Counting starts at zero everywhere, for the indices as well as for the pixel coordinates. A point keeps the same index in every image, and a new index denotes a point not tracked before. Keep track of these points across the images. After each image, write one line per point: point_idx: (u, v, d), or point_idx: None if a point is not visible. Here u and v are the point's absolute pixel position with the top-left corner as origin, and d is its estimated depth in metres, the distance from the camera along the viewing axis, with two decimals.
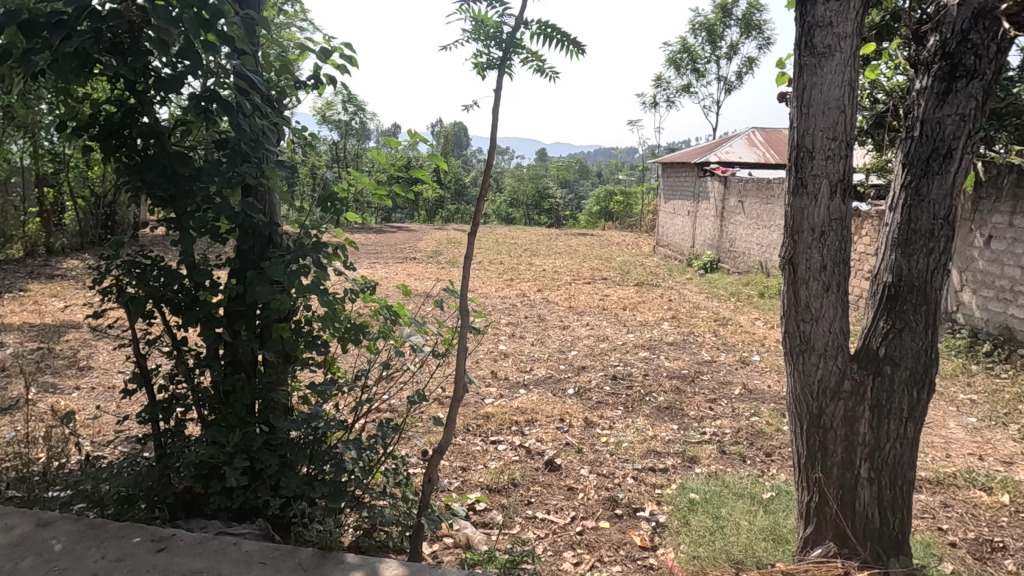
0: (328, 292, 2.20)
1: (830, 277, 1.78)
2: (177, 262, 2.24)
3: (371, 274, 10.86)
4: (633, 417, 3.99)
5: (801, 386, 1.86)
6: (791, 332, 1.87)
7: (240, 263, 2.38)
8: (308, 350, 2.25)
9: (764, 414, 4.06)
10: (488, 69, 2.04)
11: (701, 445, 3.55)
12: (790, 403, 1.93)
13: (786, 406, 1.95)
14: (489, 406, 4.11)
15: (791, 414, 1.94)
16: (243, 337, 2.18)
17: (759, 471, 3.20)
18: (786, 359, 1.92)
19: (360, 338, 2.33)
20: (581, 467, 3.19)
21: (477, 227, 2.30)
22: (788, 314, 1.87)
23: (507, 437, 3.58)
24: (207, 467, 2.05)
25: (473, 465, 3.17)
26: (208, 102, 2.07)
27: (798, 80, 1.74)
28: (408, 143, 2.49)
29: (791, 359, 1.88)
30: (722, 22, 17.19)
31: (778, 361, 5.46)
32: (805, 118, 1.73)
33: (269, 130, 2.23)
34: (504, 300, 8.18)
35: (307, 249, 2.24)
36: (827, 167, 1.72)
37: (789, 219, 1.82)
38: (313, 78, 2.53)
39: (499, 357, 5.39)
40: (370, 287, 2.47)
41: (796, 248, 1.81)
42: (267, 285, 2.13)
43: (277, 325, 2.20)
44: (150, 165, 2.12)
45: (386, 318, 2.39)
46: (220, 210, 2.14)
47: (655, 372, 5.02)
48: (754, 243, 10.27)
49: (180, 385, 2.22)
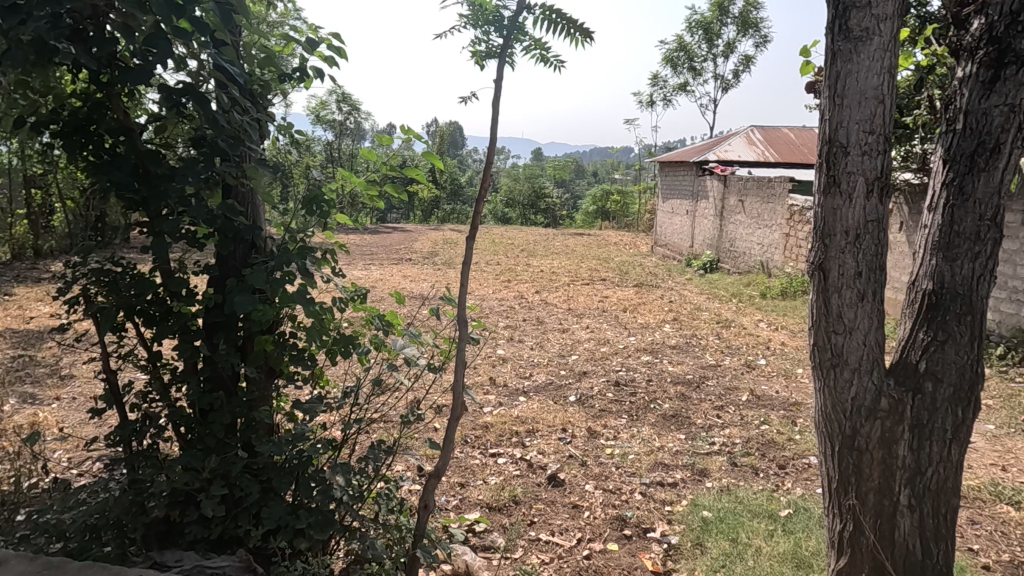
0: (313, 301, 2.03)
1: (864, 285, 1.62)
2: (151, 270, 2.07)
3: (366, 275, 10.69)
4: (639, 426, 3.83)
5: (831, 404, 1.71)
6: (820, 345, 1.71)
7: (220, 270, 2.20)
8: (293, 364, 2.08)
9: (774, 423, 3.90)
10: (488, 58, 1.87)
11: (710, 456, 3.39)
12: (819, 422, 1.78)
13: (814, 425, 1.80)
14: (488, 415, 3.95)
15: (821, 434, 1.79)
16: (222, 351, 2.00)
17: (774, 486, 3.04)
18: (814, 374, 1.77)
19: (350, 350, 2.16)
20: (587, 483, 3.02)
21: (476, 229, 2.09)
22: (817, 324, 1.71)
23: (507, 449, 3.42)
24: (182, 494, 1.88)
25: (472, 480, 3.01)
26: (182, 96, 1.89)
27: (831, 67, 1.58)
28: (401, 140, 2.31)
29: (821, 374, 1.72)
30: (719, 19, 17.05)
31: (784, 365, 5.30)
32: (838, 110, 1.57)
33: (250, 127, 2.07)
34: (502, 302, 8.03)
35: (291, 255, 2.06)
36: (863, 164, 1.56)
37: (820, 221, 1.66)
38: (298, 70, 2.35)
39: (498, 363, 5.23)
40: (361, 295, 2.29)
41: (827, 253, 1.65)
42: (247, 295, 1.96)
43: (259, 337, 2.03)
44: (119, 164, 1.93)
45: (379, 328, 2.23)
46: (196, 213, 1.96)
47: (659, 378, 4.86)
48: (754, 242, 10.13)
49: (155, 404, 2.04)
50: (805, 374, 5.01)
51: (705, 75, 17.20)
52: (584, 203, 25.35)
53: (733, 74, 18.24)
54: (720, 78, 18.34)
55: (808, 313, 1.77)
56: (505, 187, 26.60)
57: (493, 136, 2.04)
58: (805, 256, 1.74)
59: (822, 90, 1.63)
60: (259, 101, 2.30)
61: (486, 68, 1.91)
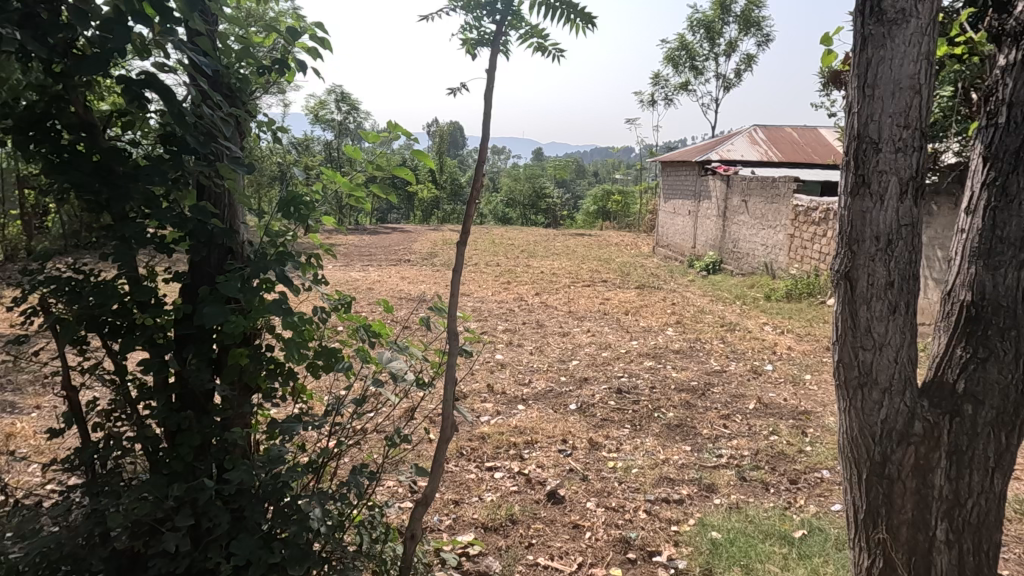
0: (292, 311, 1.87)
1: (897, 296, 1.47)
2: (116, 278, 1.90)
3: (363, 277, 10.53)
4: (642, 437, 3.67)
5: (859, 429, 1.59)
6: (846, 362, 1.57)
7: (193, 278, 2.04)
8: (270, 380, 1.92)
9: (784, 433, 3.74)
10: (479, 47, 1.72)
11: (717, 470, 3.23)
12: (845, 446, 1.66)
13: (839, 450, 1.69)
14: (485, 425, 3.79)
15: (846, 459, 1.67)
16: (192, 366, 1.84)
17: (786, 503, 2.88)
18: (839, 394, 1.63)
19: (331, 364, 2.00)
20: (588, 500, 2.86)
21: (467, 233, 1.93)
22: (842, 339, 1.56)
23: (505, 462, 3.26)
24: (146, 524, 1.72)
25: (467, 497, 2.85)
26: (144, 88, 1.69)
27: (861, 53, 1.43)
28: (388, 137, 2.17)
29: (847, 395, 1.59)
30: (720, 18, 16.89)
31: (792, 371, 5.14)
32: (870, 100, 1.41)
33: (225, 122, 1.90)
34: (501, 305, 7.87)
35: (267, 262, 1.90)
36: (896, 162, 1.41)
37: (845, 224, 1.51)
38: (278, 63, 2.18)
39: (496, 368, 5.07)
40: (346, 303, 2.14)
41: (854, 260, 1.49)
42: (218, 305, 1.79)
43: (233, 350, 1.87)
44: (77, 163, 1.76)
45: (364, 340, 2.07)
46: (163, 217, 1.81)
47: (663, 384, 4.70)
48: (758, 243, 9.97)
49: (120, 424, 1.88)
50: (813, 381, 4.85)
51: (706, 75, 17.04)
52: (585, 203, 25.20)
53: (734, 72, 18.09)
54: (721, 77, 18.17)
55: (831, 326, 1.62)
56: (506, 187, 26.44)
57: (485, 132, 1.89)
58: (829, 262, 1.59)
59: (849, 80, 1.47)
60: (237, 95, 2.14)
61: (478, 57, 1.76)
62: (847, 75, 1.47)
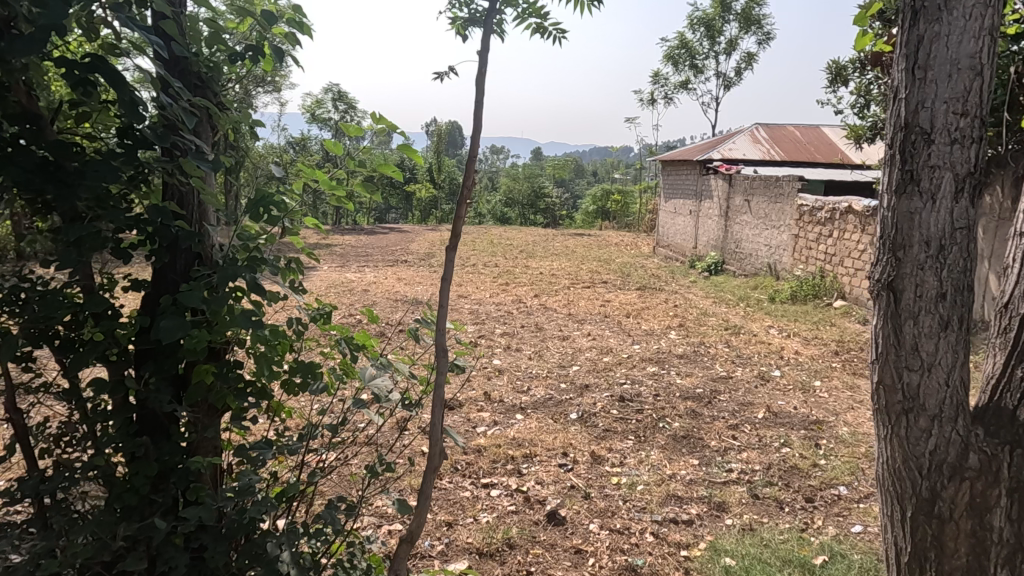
0: (262, 324, 1.68)
1: (949, 310, 1.42)
2: (68, 286, 1.70)
3: (359, 278, 10.36)
4: (647, 450, 3.48)
5: (903, 459, 1.54)
6: (889, 385, 1.52)
7: (157, 285, 1.85)
8: (239, 401, 1.72)
9: (796, 445, 3.56)
10: (470, 26, 1.55)
11: (728, 487, 3.04)
12: (886, 478, 1.62)
13: (880, 485, 1.64)
14: (481, 437, 3.60)
15: (890, 494, 1.62)
16: (150, 386, 1.64)
17: (802, 524, 2.70)
18: (879, 418, 1.58)
19: (307, 383, 1.80)
20: (591, 522, 2.68)
21: (458, 236, 1.73)
22: (885, 357, 1.51)
23: (502, 478, 3.07)
24: (95, 566, 1.53)
25: (460, 519, 2.67)
26: (89, 74, 1.46)
27: (912, 29, 1.40)
28: (374, 131, 2.00)
29: (890, 419, 1.54)
30: (720, 17, 16.71)
31: (802, 377, 4.95)
32: (921, 84, 1.38)
33: (186, 113, 1.67)
34: (499, 307, 7.68)
35: (236, 268, 1.70)
36: (951, 155, 1.37)
37: (889, 237, 1.46)
38: (252, 50, 1.95)
39: (493, 375, 4.88)
40: (325, 314, 1.94)
41: (899, 268, 1.44)
42: (177, 318, 1.59)
43: (199, 365, 1.69)
44: (19, 158, 1.54)
45: (345, 355, 1.88)
46: (117, 218, 1.61)
47: (667, 392, 4.51)
48: (761, 244, 9.78)
49: (73, 449, 1.68)
50: (823, 389, 4.65)
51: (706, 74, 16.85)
52: (584, 202, 25.00)
53: (735, 70, 17.89)
54: (722, 76, 17.98)
55: (869, 343, 1.57)
56: (505, 186, 26.25)
57: (476, 124, 1.70)
58: (868, 273, 1.54)
59: (895, 63, 1.45)
60: (208, 86, 1.94)
61: (469, 39, 1.58)
62: (895, 57, 1.45)
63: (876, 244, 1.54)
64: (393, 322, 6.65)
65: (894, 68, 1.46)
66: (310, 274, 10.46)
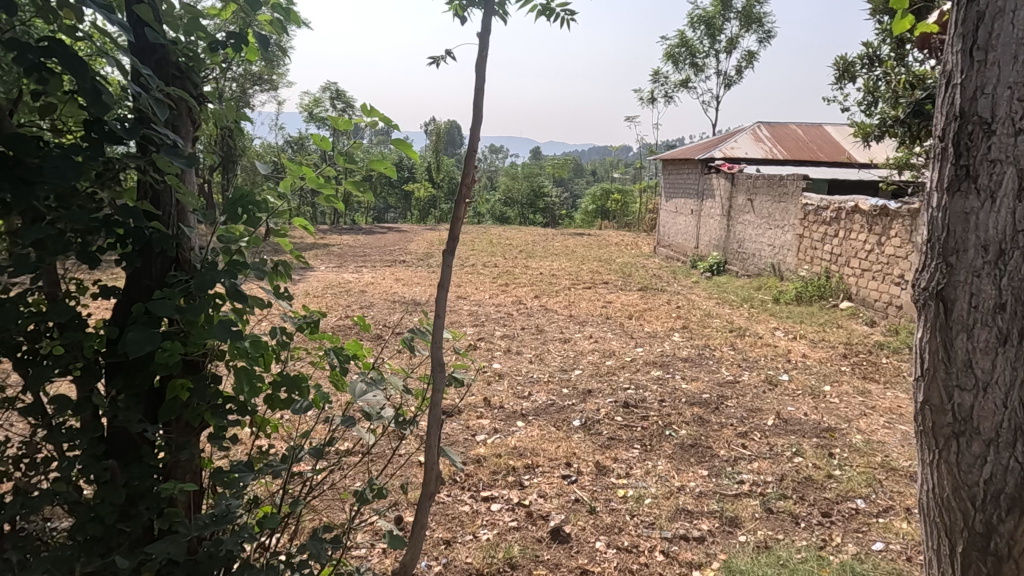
0: (242, 334, 1.53)
1: (1008, 323, 1.40)
2: (29, 292, 1.55)
3: (357, 279, 10.23)
4: (654, 459, 3.34)
5: (954, 484, 1.52)
6: (938, 406, 1.52)
7: (131, 291, 1.70)
8: (217, 418, 1.58)
9: (809, 454, 3.42)
10: (469, 7, 1.43)
11: (740, 500, 2.90)
12: (934, 508, 1.61)
13: (927, 517, 1.64)
14: (481, 447, 3.47)
15: (941, 527, 1.60)
16: (118, 404, 1.49)
17: (820, 541, 2.56)
18: (927, 442, 1.59)
19: (290, 399, 1.66)
20: (597, 539, 2.54)
21: (456, 239, 1.59)
22: (937, 371, 1.52)
23: (502, 491, 2.93)
24: None
25: (459, 536, 2.53)
26: (45, 59, 1.31)
27: (972, 11, 1.41)
28: (367, 125, 1.86)
29: (938, 442, 1.54)
30: (721, 15, 16.57)
31: (810, 382, 4.80)
32: (982, 69, 1.39)
33: (158, 104, 1.53)
34: (499, 309, 7.54)
35: (214, 273, 1.56)
36: (1013, 146, 1.36)
37: (940, 244, 1.49)
38: (234, 37, 1.78)
39: (493, 379, 4.74)
40: (313, 321, 1.81)
41: (951, 276, 1.46)
42: (147, 329, 1.44)
43: (174, 380, 1.55)
44: None
45: (333, 366, 1.75)
46: (80, 219, 1.46)
47: (672, 398, 4.37)
48: (765, 244, 9.65)
49: (33, 473, 1.53)
50: (834, 394, 4.51)
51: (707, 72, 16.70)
52: (584, 202, 24.85)
53: (736, 69, 17.73)
54: (722, 74, 17.83)
55: (917, 359, 1.59)
56: (505, 186, 26.10)
57: (475, 116, 1.57)
58: (917, 282, 1.57)
59: (950, 49, 1.49)
60: (187, 77, 1.80)
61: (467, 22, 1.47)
62: (951, 42, 1.48)
63: (927, 253, 1.56)
64: (389, 324, 6.51)
65: (950, 54, 1.49)
66: (307, 275, 10.34)
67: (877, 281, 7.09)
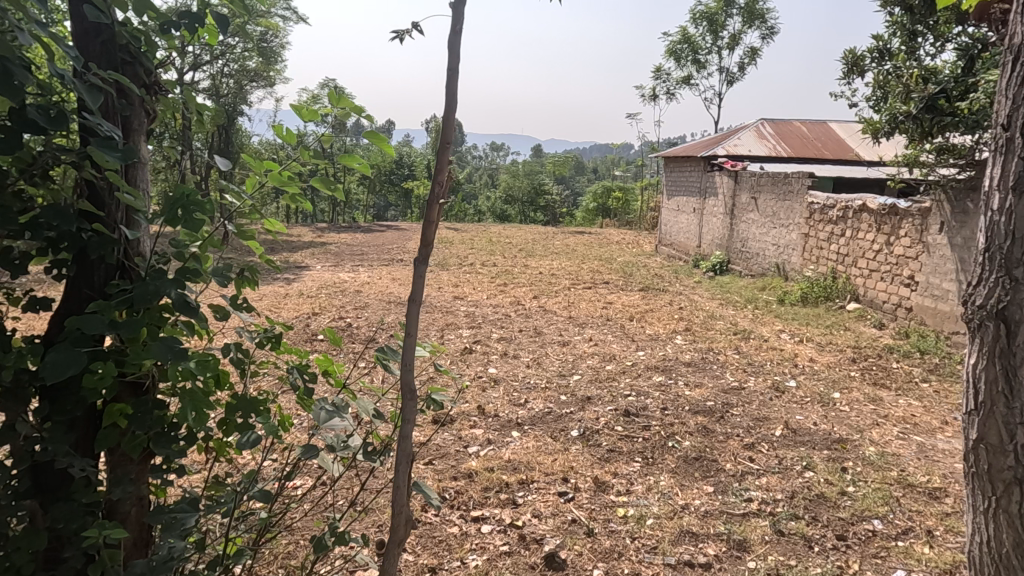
0: (187, 355, 1.33)
1: None
2: None
3: (352, 279, 10.03)
4: (656, 474, 3.15)
5: (1014, 535, 1.42)
6: (998, 447, 1.42)
7: (70, 299, 1.50)
8: (160, 450, 1.39)
9: (821, 469, 3.22)
10: None
11: (748, 521, 2.70)
12: (987, 565, 1.51)
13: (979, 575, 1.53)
14: (473, 460, 3.28)
15: None
16: (42, 435, 1.30)
17: (836, 569, 2.36)
18: (980, 487, 1.49)
19: (244, 427, 1.47)
20: (594, 566, 2.35)
21: (429, 246, 1.41)
22: (995, 408, 1.42)
23: (494, 510, 2.74)
24: None
25: (445, 563, 2.34)
26: None
27: None
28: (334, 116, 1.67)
29: (996, 489, 1.44)
30: (723, 11, 16.33)
31: (819, 389, 4.61)
32: None
33: (94, 91, 1.32)
34: (497, 310, 7.33)
35: (159, 283, 1.35)
36: None
37: (1003, 254, 1.38)
38: (188, 17, 1.56)
39: (488, 386, 4.54)
40: (275, 335, 1.61)
41: (1015, 294, 1.35)
42: (71, 351, 1.23)
43: (111, 407, 1.35)
44: None
45: (295, 388, 1.56)
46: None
47: (675, 405, 4.17)
48: (769, 243, 9.45)
49: None
50: (844, 403, 4.32)
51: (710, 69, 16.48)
52: (585, 200, 24.68)
53: (738, 66, 17.49)
54: (725, 70, 17.60)
55: (969, 391, 1.49)
56: (505, 184, 25.90)
57: (449, 101, 1.40)
58: (971, 298, 1.46)
59: (1019, 20, 1.38)
60: (138, 62, 1.59)
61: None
62: (1019, 14, 1.37)
63: (981, 265, 1.45)
64: (383, 326, 6.30)
65: (1018, 26, 1.39)
66: (302, 275, 10.13)
67: (886, 282, 6.89)
